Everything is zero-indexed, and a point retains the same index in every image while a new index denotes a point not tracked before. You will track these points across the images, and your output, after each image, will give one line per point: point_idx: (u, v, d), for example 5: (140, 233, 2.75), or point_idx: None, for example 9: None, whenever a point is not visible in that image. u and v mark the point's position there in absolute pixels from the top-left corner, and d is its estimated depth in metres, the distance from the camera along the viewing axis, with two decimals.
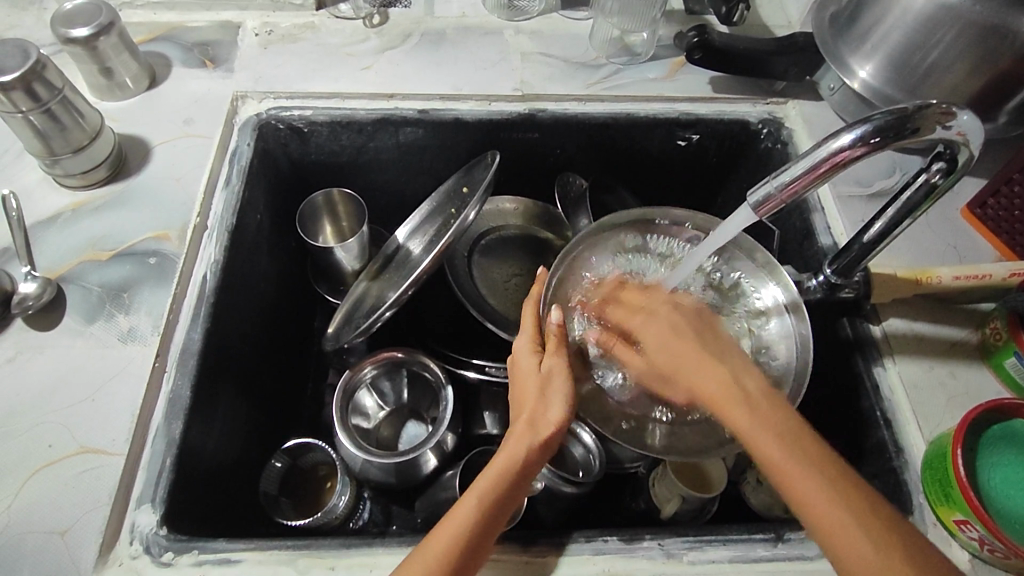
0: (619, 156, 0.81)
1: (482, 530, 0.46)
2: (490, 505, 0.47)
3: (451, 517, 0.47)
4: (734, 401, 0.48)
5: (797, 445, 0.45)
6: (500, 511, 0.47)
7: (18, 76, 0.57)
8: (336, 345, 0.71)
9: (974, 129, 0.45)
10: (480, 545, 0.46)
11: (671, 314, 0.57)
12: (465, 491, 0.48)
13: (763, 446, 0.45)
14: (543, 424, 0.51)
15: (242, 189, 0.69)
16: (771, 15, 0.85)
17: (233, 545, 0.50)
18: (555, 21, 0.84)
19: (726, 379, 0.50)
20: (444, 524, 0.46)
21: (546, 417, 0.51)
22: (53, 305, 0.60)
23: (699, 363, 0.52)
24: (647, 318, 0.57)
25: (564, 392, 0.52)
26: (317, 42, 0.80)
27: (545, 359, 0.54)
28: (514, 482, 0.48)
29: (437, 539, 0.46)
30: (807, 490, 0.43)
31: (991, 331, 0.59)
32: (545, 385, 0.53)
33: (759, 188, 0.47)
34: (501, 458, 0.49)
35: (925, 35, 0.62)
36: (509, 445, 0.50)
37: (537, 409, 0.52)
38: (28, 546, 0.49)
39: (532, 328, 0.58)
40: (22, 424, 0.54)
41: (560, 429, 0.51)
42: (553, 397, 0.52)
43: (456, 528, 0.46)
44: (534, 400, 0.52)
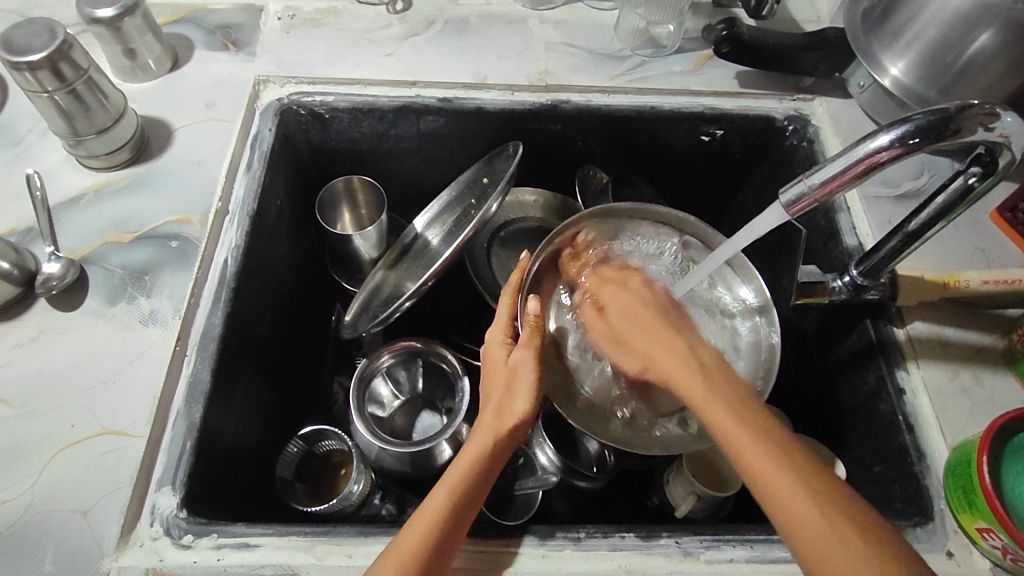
0: (642, 149, 0.80)
1: (454, 520, 0.47)
2: (465, 495, 0.48)
3: (426, 507, 0.47)
4: (689, 382, 0.48)
5: (751, 418, 0.45)
6: (471, 505, 0.48)
7: (45, 56, 0.57)
8: (353, 334, 0.71)
9: (1019, 133, 0.44)
10: (456, 533, 0.47)
11: (631, 287, 0.57)
12: (437, 483, 0.49)
13: (716, 416, 0.45)
14: (511, 414, 0.52)
15: (264, 174, 0.68)
16: (800, 10, 0.83)
17: (253, 530, 0.51)
18: (579, 11, 0.83)
19: (666, 350, 0.51)
20: (417, 515, 0.47)
21: (513, 408, 0.52)
22: (76, 285, 0.60)
23: (661, 344, 0.51)
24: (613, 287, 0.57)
25: (529, 382, 0.53)
26: (339, 27, 0.79)
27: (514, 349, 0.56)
28: (486, 472, 0.50)
29: (410, 532, 0.46)
30: (748, 455, 0.43)
31: (1020, 338, 0.58)
32: (512, 376, 0.54)
33: (792, 186, 0.46)
34: (474, 446, 0.50)
35: (961, 33, 0.61)
36: (478, 435, 0.51)
37: (506, 399, 0.53)
38: (51, 525, 0.49)
39: (506, 318, 0.59)
40: (44, 404, 0.54)
41: (527, 419, 0.52)
42: (519, 388, 0.53)
43: (428, 519, 0.46)
44: (501, 391, 0.53)
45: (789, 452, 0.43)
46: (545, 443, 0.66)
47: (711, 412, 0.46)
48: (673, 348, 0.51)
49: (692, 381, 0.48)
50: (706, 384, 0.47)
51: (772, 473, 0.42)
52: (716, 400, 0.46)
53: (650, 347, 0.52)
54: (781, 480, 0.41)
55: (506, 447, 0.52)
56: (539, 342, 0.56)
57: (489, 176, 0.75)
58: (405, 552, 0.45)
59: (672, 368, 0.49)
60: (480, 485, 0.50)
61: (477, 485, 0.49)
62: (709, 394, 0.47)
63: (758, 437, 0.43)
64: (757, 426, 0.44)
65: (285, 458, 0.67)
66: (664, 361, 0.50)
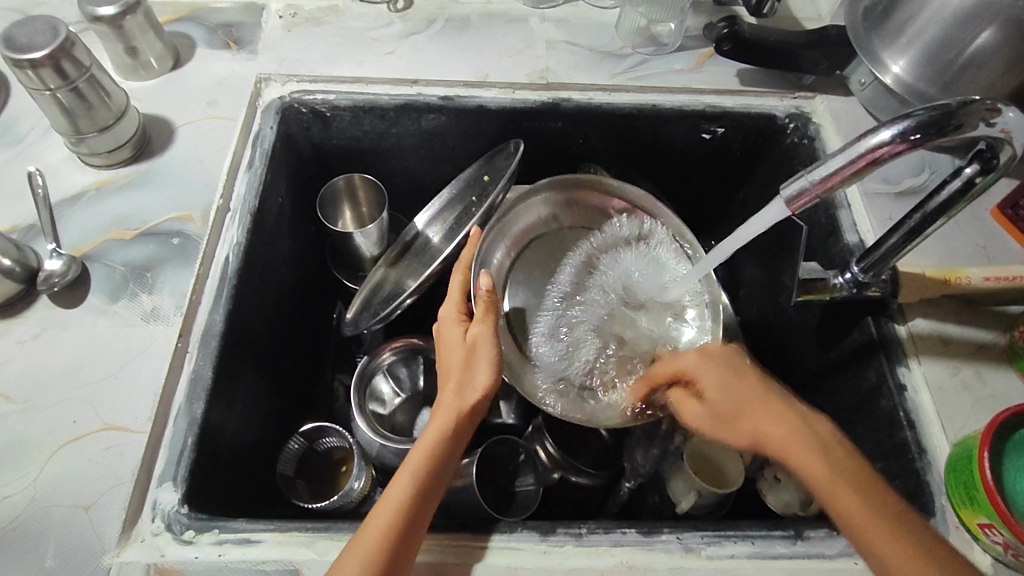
0: (643, 147, 0.80)
1: (419, 503, 0.47)
2: (426, 476, 0.48)
3: (392, 492, 0.47)
4: (806, 456, 0.49)
5: (842, 466, 0.48)
6: (434, 486, 0.48)
7: (47, 53, 0.57)
8: (355, 332, 0.71)
9: (1020, 128, 0.44)
10: (423, 514, 0.47)
11: (717, 356, 0.58)
12: (401, 467, 0.49)
13: (831, 489, 0.47)
14: (470, 391, 0.53)
15: (265, 172, 0.69)
16: (801, 8, 0.84)
17: (254, 526, 0.51)
18: (580, 10, 0.83)
19: (778, 417, 0.52)
20: (383, 502, 0.47)
21: (472, 386, 0.53)
22: (78, 282, 0.61)
23: (763, 409, 0.53)
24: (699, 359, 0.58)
25: (488, 359, 0.54)
26: (340, 26, 0.80)
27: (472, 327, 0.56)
28: (447, 452, 0.50)
29: (375, 519, 0.46)
30: (869, 528, 0.44)
31: (1021, 334, 0.58)
32: (471, 353, 0.55)
33: (793, 182, 0.46)
34: (437, 425, 0.51)
35: (962, 30, 0.61)
36: (438, 415, 0.51)
37: (465, 377, 0.53)
38: (53, 520, 0.49)
39: (460, 295, 0.59)
40: (46, 400, 0.54)
41: (486, 396, 0.53)
42: (477, 365, 0.54)
43: (394, 504, 0.46)
44: (460, 369, 0.54)
45: (865, 485, 0.47)
46: (545, 437, 0.68)
47: (830, 490, 0.47)
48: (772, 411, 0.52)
49: (804, 454, 0.49)
50: (814, 447, 0.49)
51: (853, 504, 0.46)
52: (808, 453, 0.49)
53: (755, 417, 0.53)
54: (868, 517, 0.45)
55: (468, 423, 0.52)
56: (495, 318, 0.56)
57: (490, 173, 0.75)
58: (372, 542, 0.44)
59: (783, 436, 0.51)
60: (445, 462, 0.50)
61: (437, 465, 0.49)
62: (810, 452, 0.49)
63: (846, 484, 0.47)
64: (844, 470, 0.48)
65: (286, 454, 0.67)
66: (769, 427, 0.52)
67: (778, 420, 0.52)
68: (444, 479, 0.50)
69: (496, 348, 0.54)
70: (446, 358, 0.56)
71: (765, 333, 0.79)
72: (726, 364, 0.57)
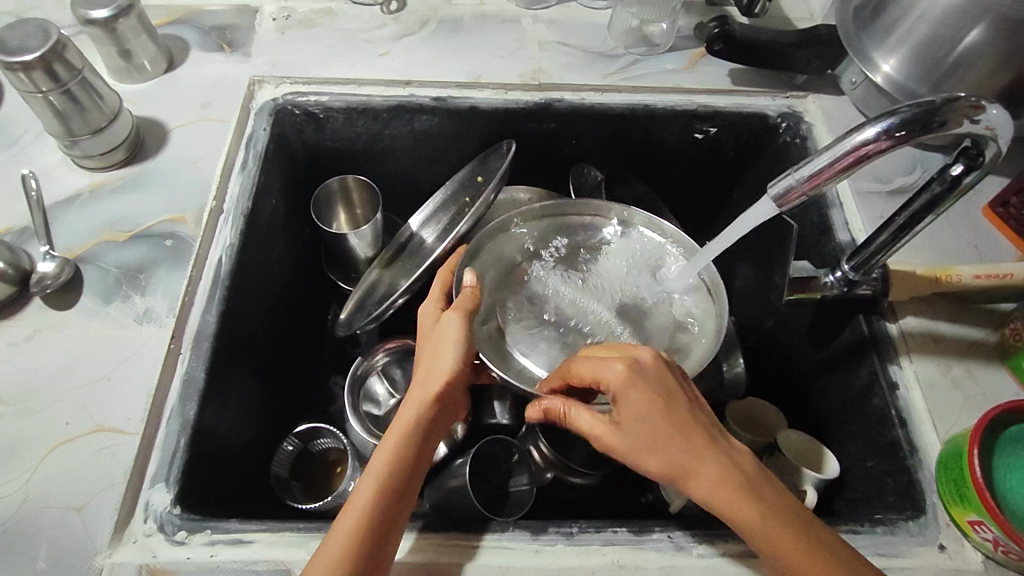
0: (636, 147, 0.80)
1: (381, 508, 0.47)
2: (388, 477, 0.48)
3: (353, 501, 0.47)
4: (751, 514, 0.45)
5: (785, 521, 0.45)
6: (398, 485, 0.48)
7: (39, 56, 0.57)
8: (348, 331, 0.71)
9: (1003, 125, 0.44)
10: (390, 515, 0.47)
11: (642, 366, 0.49)
12: (359, 479, 0.49)
13: (777, 545, 0.44)
14: (436, 377, 0.52)
15: (258, 173, 0.69)
16: (793, 8, 0.84)
17: (246, 526, 0.51)
18: (573, 10, 0.83)
19: (710, 466, 0.46)
20: (343, 512, 0.47)
21: (437, 371, 0.52)
22: (71, 284, 0.61)
23: (689, 450, 0.46)
24: (631, 364, 0.48)
25: (452, 343, 0.53)
26: (334, 28, 0.80)
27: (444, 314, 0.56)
28: (413, 444, 0.50)
29: (335, 530, 0.46)
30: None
31: (1011, 332, 0.58)
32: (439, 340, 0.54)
33: (780, 181, 0.46)
34: (403, 422, 0.51)
35: (952, 29, 0.61)
36: (403, 410, 0.52)
37: (430, 366, 0.53)
38: (45, 521, 0.49)
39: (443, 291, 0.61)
40: (39, 402, 0.54)
41: (451, 378, 0.52)
42: (442, 350, 0.53)
43: (355, 510, 0.46)
44: (428, 359, 0.54)
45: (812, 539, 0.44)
46: (538, 437, 0.66)
47: (774, 543, 0.44)
48: (700, 454, 0.46)
49: (748, 511, 0.45)
50: (754, 506, 0.45)
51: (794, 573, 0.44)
52: (749, 514, 0.45)
53: (686, 459, 0.46)
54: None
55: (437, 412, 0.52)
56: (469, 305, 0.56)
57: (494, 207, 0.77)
58: (334, 551, 0.44)
59: (719, 499, 0.45)
60: (413, 455, 0.50)
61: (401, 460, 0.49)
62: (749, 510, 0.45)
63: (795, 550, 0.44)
64: (785, 529, 0.44)
65: (281, 455, 0.68)
66: (704, 473, 0.46)
67: (717, 462, 0.46)
68: (413, 477, 0.50)
69: (464, 333, 0.54)
70: (421, 348, 0.56)
71: (759, 336, 0.79)
72: (651, 380, 0.48)
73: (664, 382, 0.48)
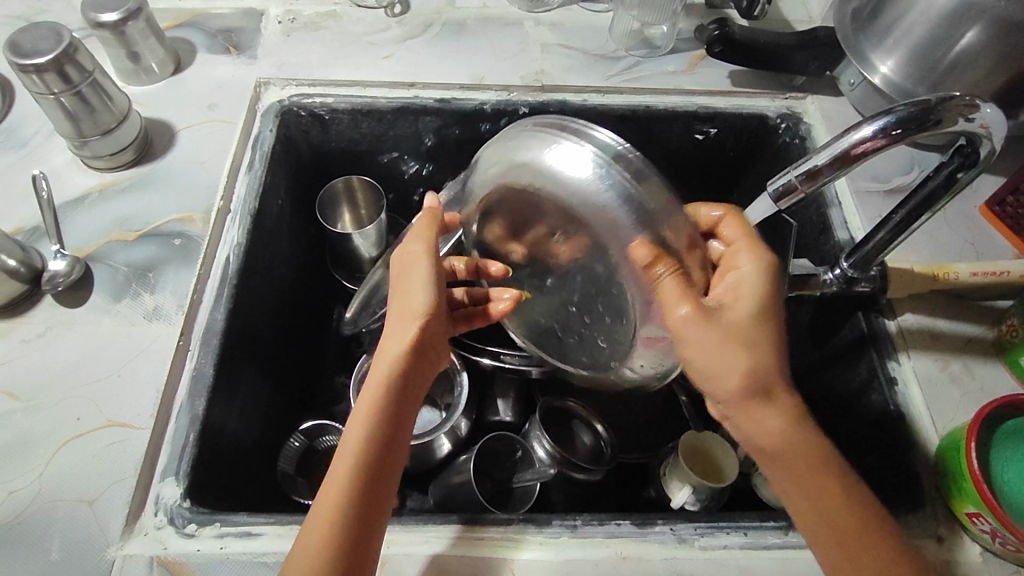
0: (637, 148, 0.81)
1: (366, 470, 0.46)
2: (370, 437, 0.46)
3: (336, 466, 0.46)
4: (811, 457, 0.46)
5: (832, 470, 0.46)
6: (380, 446, 0.46)
7: (51, 58, 0.58)
8: (353, 330, 0.74)
9: (996, 123, 0.46)
10: (377, 477, 0.46)
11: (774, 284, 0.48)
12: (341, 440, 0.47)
13: (828, 487, 0.46)
14: (408, 323, 0.49)
15: (265, 174, 0.70)
16: (792, 10, 0.85)
17: (255, 519, 0.52)
18: (574, 13, 0.84)
19: (787, 400, 0.46)
20: (327, 481, 0.45)
21: (408, 315, 0.50)
22: (81, 283, 0.62)
23: (775, 371, 0.45)
24: (762, 278, 0.48)
25: (424, 285, 0.51)
26: (339, 30, 0.81)
27: (406, 247, 0.53)
28: (392, 396, 0.48)
29: (323, 497, 0.45)
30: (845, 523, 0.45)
31: (1008, 328, 0.59)
32: (406, 282, 0.52)
33: (779, 178, 0.47)
34: (377, 373, 0.48)
35: (948, 31, 0.62)
36: (379, 359, 0.49)
37: (401, 310, 0.50)
38: (58, 514, 0.50)
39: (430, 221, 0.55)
40: (51, 397, 0.55)
41: (424, 319, 0.50)
42: (414, 294, 0.51)
43: (340, 475, 0.45)
44: (399, 302, 0.51)
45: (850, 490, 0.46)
46: (542, 434, 0.67)
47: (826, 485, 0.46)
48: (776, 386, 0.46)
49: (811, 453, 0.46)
50: (808, 453, 0.45)
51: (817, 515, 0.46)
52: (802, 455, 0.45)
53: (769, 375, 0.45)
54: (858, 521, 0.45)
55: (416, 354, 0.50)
56: (433, 241, 0.53)
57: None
58: (324, 519, 0.44)
59: (782, 432, 0.45)
60: (394, 409, 0.48)
61: (383, 415, 0.47)
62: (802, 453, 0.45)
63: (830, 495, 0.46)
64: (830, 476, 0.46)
65: (287, 452, 0.69)
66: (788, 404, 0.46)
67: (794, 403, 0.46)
68: (395, 429, 0.48)
69: (430, 263, 0.52)
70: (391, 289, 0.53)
71: None
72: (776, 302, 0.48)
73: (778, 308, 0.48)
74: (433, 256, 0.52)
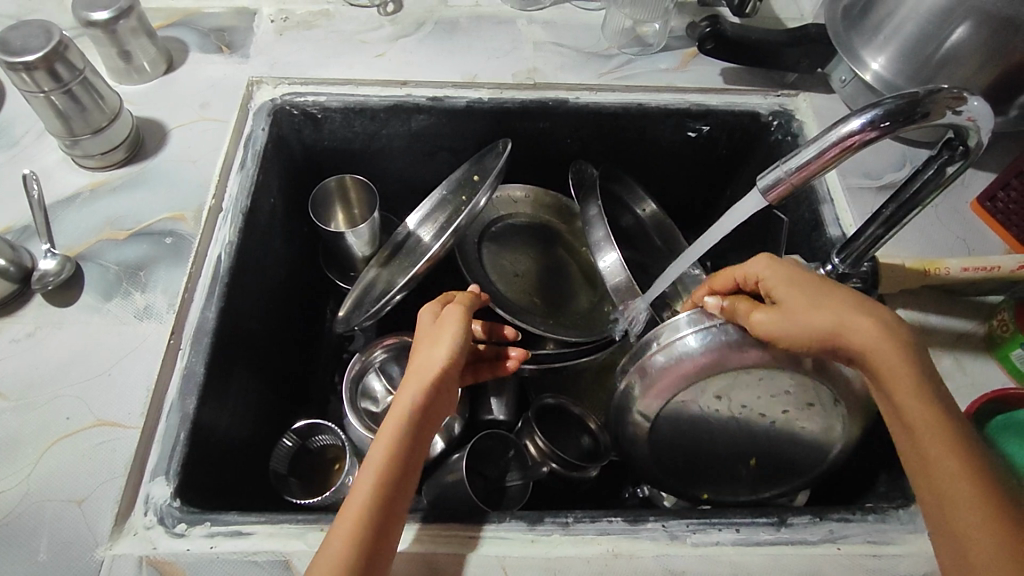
0: (630, 145, 0.81)
1: (386, 498, 0.46)
2: (393, 466, 0.47)
3: (355, 492, 0.46)
4: (897, 386, 0.46)
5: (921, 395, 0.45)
6: (401, 477, 0.47)
7: (41, 56, 0.58)
8: (346, 329, 0.70)
9: (984, 116, 0.46)
10: (392, 504, 0.46)
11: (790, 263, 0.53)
12: (361, 469, 0.47)
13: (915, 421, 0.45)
14: (431, 368, 0.51)
15: (257, 172, 0.69)
16: (784, 8, 0.85)
17: (245, 518, 0.51)
18: (567, 12, 0.84)
19: (860, 325, 0.47)
20: (346, 506, 0.45)
21: (433, 361, 0.51)
22: (72, 282, 0.61)
23: (840, 314, 0.48)
24: (773, 264, 0.51)
25: (450, 339, 0.52)
26: (330, 29, 0.81)
27: (445, 312, 0.56)
28: (414, 429, 0.49)
29: (345, 514, 0.45)
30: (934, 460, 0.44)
31: (999, 323, 0.59)
32: (436, 334, 0.54)
33: (769, 172, 0.47)
34: (400, 407, 0.49)
35: (938, 28, 0.62)
36: (400, 396, 0.50)
37: (426, 355, 0.52)
38: (47, 514, 0.50)
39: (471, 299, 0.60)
40: (41, 396, 0.55)
41: (448, 367, 0.51)
42: (439, 344, 0.52)
43: (362, 498, 0.45)
44: (426, 348, 0.53)
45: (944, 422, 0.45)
46: (535, 432, 0.68)
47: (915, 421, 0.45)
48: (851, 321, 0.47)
49: (899, 383, 0.46)
50: (900, 368, 0.46)
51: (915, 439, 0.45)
52: (894, 374, 0.46)
53: (835, 320, 0.47)
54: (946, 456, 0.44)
55: (434, 399, 0.50)
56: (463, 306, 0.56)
57: (495, 270, 0.80)
58: (342, 541, 0.43)
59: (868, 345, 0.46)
60: (413, 441, 0.49)
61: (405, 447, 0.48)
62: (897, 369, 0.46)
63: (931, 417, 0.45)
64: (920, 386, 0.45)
65: (280, 451, 0.68)
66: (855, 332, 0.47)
67: (866, 327, 0.47)
68: (412, 462, 0.48)
69: (460, 323, 0.54)
70: (416, 339, 0.56)
71: None
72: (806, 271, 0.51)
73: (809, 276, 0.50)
74: (464, 319, 0.55)
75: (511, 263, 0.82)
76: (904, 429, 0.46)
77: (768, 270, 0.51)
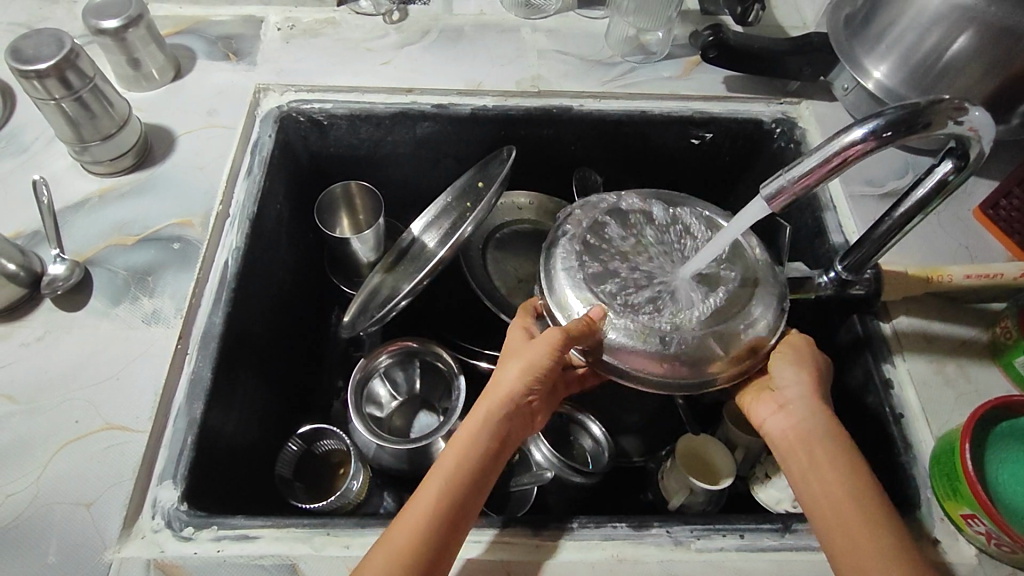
0: (634, 153, 0.82)
1: (446, 512, 0.47)
2: (455, 483, 0.49)
3: (418, 501, 0.48)
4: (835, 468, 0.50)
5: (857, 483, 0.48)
6: (464, 495, 0.48)
7: (53, 64, 0.59)
8: (352, 333, 0.72)
9: (985, 126, 0.46)
10: (454, 522, 0.47)
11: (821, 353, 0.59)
12: (428, 478, 0.49)
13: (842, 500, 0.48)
14: (503, 390, 0.54)
15: (263, 179, 0.70)
16: (786, 17, 0.86)
17: (252, 522, 0.52)
18: (570, 20, 0.85)
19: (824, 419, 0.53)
20: (408, 510, 0.47)
21: (506, 383, 0.54)
22: (81, 287, 0.62)
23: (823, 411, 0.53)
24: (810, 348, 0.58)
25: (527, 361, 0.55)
26: (337, 37, 0.82)
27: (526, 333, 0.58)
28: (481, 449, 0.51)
29: (406, 518, 0.47)
30: (856, 535, 0.46)
31: (1002, 330, 0.60)
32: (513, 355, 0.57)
33: (771, 181, 0.48)
34: (469, 427, 0.52)
35: (939, 37, 0.62)
36: (472, 415, 0.53)
37: (502, 376, 0.55)
38: (55, 517, 0.50)
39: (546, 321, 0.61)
40: (50, 400, 0.56)
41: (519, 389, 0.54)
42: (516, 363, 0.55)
43: (422, 508, 0.47)
44: (500, 369, 0.56)
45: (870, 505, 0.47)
46: (539, 439, 0.67)
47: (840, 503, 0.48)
48: (822, 412, 0.53)
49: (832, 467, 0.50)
50: (842, 454, 0.50)
51: (836, 511, 0.47)
52: (831, 455, 0.50)
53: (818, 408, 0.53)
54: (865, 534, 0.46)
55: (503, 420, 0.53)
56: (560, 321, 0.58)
57: (499, 276, 0.82)
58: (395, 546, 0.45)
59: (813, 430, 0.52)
60: (476, 463, 0.50)
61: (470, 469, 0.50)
62: (834, 453, 0.51)
63: (854, 494, 0.48)
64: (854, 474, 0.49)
65: (285, 456, 0.68)
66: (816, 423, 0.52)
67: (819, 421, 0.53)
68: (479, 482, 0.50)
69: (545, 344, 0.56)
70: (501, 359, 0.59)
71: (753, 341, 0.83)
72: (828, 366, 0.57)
73: (833, 369, 0.58)
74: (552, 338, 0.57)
75: (516, 267, 0.84)
76: (829, 502, 0.48)
77: (808, 343, 0.58)
